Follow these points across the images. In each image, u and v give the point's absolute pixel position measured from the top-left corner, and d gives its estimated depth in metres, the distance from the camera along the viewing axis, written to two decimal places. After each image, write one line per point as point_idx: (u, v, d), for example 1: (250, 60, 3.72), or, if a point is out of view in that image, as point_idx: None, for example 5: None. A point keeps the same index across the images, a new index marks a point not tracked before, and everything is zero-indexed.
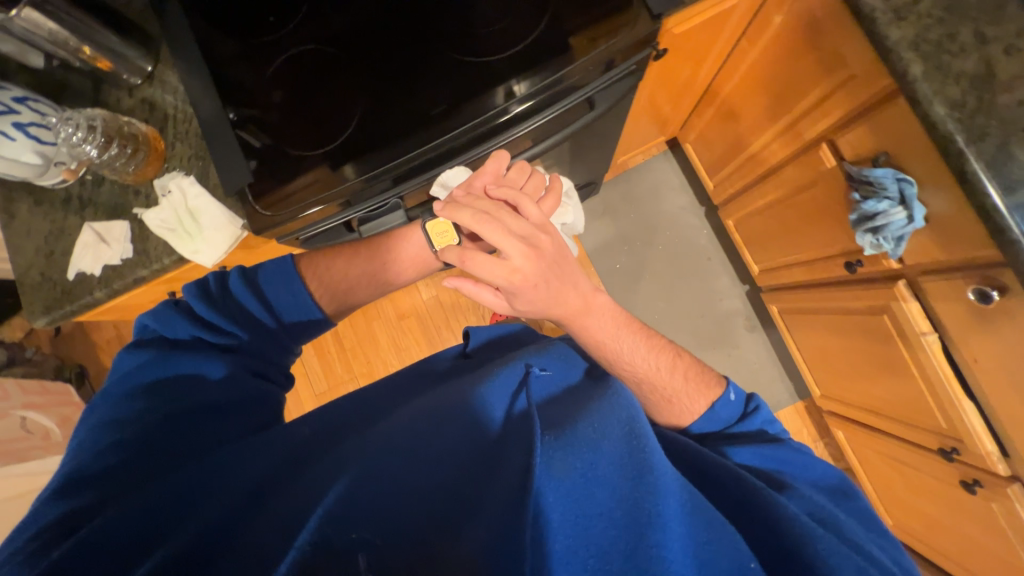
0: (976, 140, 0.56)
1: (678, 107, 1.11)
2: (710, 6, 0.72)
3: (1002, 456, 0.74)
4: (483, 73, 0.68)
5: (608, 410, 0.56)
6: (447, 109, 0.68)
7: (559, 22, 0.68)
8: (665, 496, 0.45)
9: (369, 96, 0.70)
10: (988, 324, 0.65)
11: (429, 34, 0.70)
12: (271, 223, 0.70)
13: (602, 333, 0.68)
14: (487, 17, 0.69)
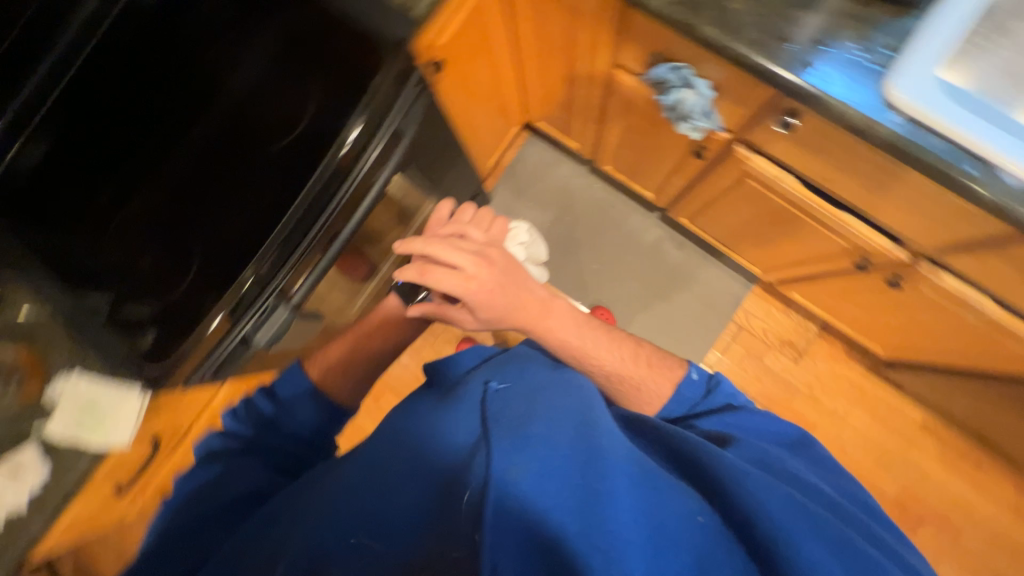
0: (697, 13, 0.64)
1: (506, 96, 1.19)
2: (458, 11, 0.80)
3: (896, 245, 0.80)
4: (302, 140, 0.73)
5: (562, 402, 0.55)
6: (289, 183, 0.72)
7: (342, 70, 0.75)
8: (615, 477, 0.45)
9: (212, 215, 0.73)
10: (807, 145, 0.72)
11: (240, 137, 0.75)
12: (177, 359, 0.71)
13: (565, 334, 0.75)
14: (284, 103, 0.74)
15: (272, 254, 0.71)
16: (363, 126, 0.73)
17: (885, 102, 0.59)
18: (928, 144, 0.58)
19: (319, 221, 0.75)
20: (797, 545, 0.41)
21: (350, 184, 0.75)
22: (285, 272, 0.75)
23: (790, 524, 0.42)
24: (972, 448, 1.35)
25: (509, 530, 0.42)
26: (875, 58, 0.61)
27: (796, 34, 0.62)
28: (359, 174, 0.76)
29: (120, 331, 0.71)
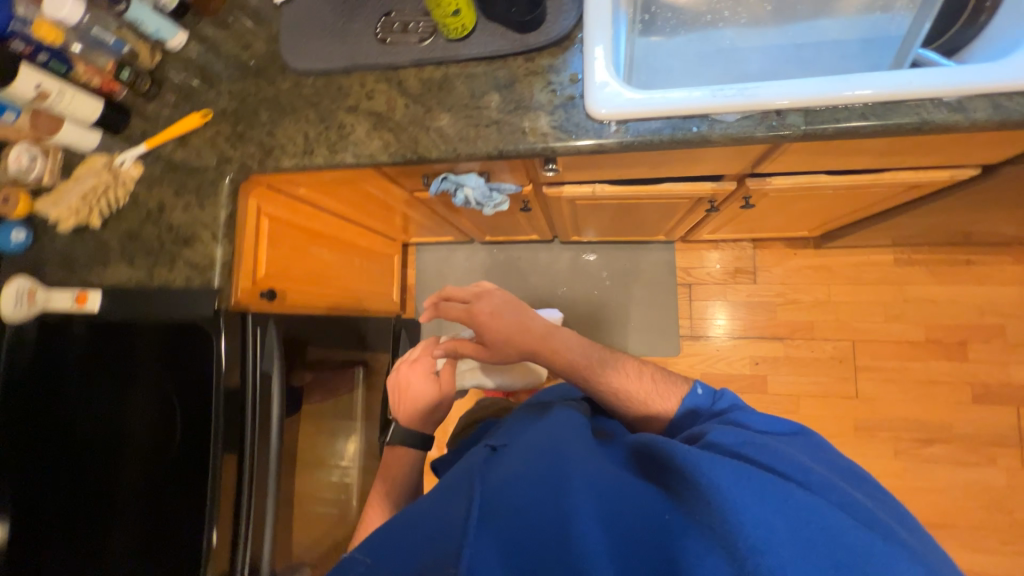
0: (415, 148, 0.70)
1: (361, 243, 1.25)
2: (257, 242, 0.87)
3: (719, 181, 0.83)
4: (184, 422, 0.75)
5: (548, 438, 0.57)
6: (195, 450, 0.74)
7: (180, 329, 0.76)
8: (586, 499, 0.48)
9: (146, 543, 0.73)
10: (582, 168, 0.76)
11: (131, 461, 0.75)
12: None
13: (570, 362, 0.74)
14: (151, 407, 0.75)
15: (215, 515, 0.71)
16: (229, 361, 0.74)
17: (596, 119, 0.64)
18: (650, 128, 0.62)
19: (243, 463, 0.76)
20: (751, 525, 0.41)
21: (249, 425, 0.76)
22: (242, 516, 0.75)
23: (745, 503, 0.43)
24: (955, 252, 1.32)
25: (495, 533, 0.46)
26: (569, 91, 0.66)
27: (498, 112, 0.67)
28: (251, 401, 0.77)
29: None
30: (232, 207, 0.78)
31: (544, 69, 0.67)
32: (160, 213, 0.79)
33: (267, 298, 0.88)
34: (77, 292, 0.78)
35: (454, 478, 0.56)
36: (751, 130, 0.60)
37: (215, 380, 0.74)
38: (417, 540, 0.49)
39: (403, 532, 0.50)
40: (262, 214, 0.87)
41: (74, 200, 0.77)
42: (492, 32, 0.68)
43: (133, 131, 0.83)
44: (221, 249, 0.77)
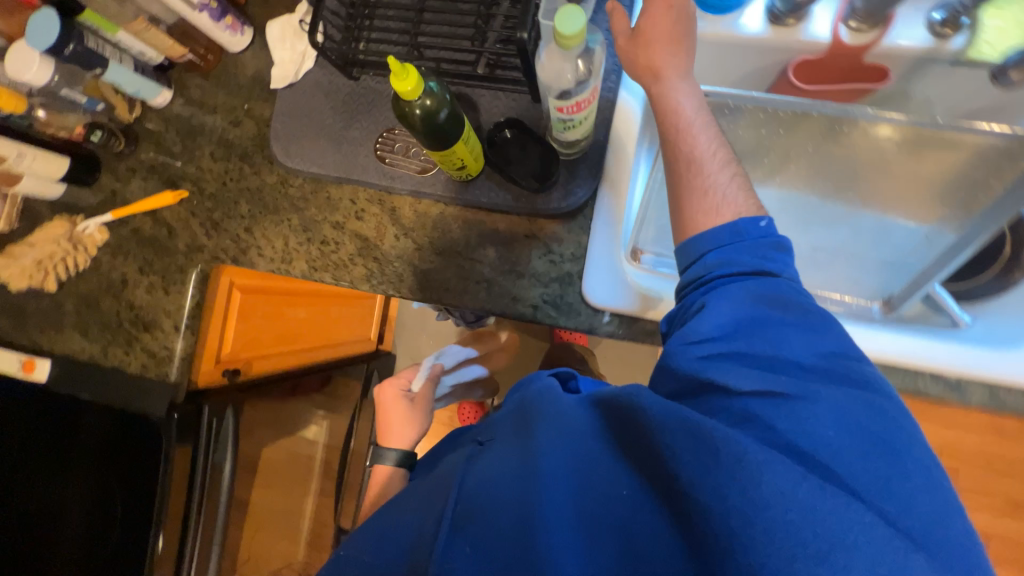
0: (398, 283, 0.66)
1: (344, 292, 1.21)
2: (226, 319, 0.83)
3: None
4: (121, 511, 0.73)
5: (521, 427, 0.44)
6: (131, 543, 0.72)
7: (129, 417, 0.73)
8: (552, 474, 0.38)
9: None
10: None
11: (58, 538, 0.73)
12: None
13: (687, 137, 0.48)
14: (90, 487, 0.74)
15: None
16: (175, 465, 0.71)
17: (589, 305, 0.60)
18: (641, 328, 0.60)
19: (181, 556, 0.75)
20: (717, 500, 0.34)
21: (191, 525, 0.75)
22: None
23: (719, 474, 0.34)
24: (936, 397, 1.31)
25: (466, 542, 0.38)
26: (567, 266, 0.62)
27: (490, 271, 0.63)
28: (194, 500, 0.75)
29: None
30: (199, 296, 0.73)
31: (545, 234, 0.62)
32: (122, 287, 0.74)
33: (230, 376, 0.85)
34: (24, 358, 0.75)
35: (427, 488, 0.47)
36: None
37: (158, 481, 0.71)
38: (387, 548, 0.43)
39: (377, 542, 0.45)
40: (234, 288, 0.83)
41: (30, 263, 0.72)
42: (497, 183, 0.63)
43: (102, 186, 0.76)
44: (182, 341, 0.73)
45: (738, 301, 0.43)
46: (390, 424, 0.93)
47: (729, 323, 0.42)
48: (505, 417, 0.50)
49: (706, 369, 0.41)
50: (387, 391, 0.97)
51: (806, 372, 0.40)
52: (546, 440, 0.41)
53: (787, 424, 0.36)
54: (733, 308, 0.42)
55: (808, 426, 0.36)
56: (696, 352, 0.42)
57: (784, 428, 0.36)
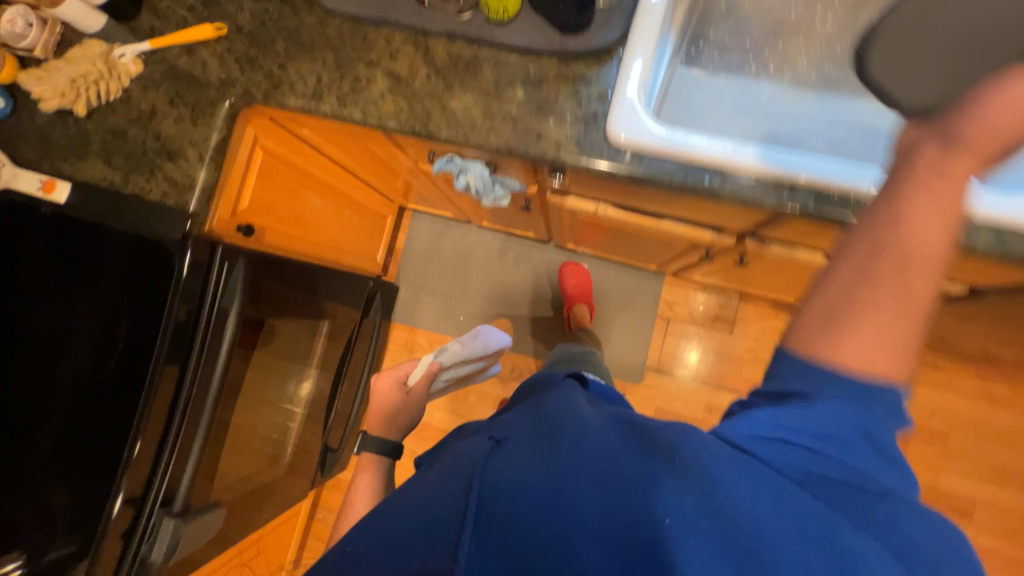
0: (425, 120, 0.67)
1: (356, 198, 1.23)
2: (248, 172, 0.84)
3: (721, 233, 0.82)
4: (132, 339, 0.75)
5: (561, 441, 0.49)
6: (138, 368, 0.74)
7: (143, 242, 0.74)
8: (582, 492, 0.44)
9: (72, 442, 0.74)
10: (590, 185, 0.75)
11: (75, 359, 0.76)
12: None
13: (872, 264, 0.41)
14: (103, 316, 0.76)
15: (149, 436, 0.74)
16: (185, 289, 0.74)
17: (614, 143, 0.62)
18: (664, 168, 0.61)
19: (181, 389, 0.78)
20: (749, 501, 0.40)
21: (194, 362, 0.78)
22: (170, 441, 0.77)
23: (746, 492, 0.41)
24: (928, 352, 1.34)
25: (491, 537, 0.42)
26: (594, 107, 0.64)
27: (518, 110, 0.65)
28: (200, 333, 0.78)
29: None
30: (226, 131, 0.75)
31: (574, 77, 0.65)
32: (150, 118, 0.76)
33: (244, 233, 0.86)
34: (46, 179, 0.75)
35: (445, 477, 0.50)
36: (758, 197, 0.59)
37: (166, 304, 0.74)
38: (407, 530, 0.46)
39: (395, 525, 0.47)
40: (257, 145, 0.84)
41: (63, 82, 0.73)
42: (531, 25, 0.65)
43: (142, 24, 0.78)
44: (205, 172, 0.75)
45: (821, 376, 0.42)
46: (378, 413, 1.07)
47: (831, 426, 0.41)
48: (521, 427, 0.55)
49: (763, 441, 0.43)
50: (387, 379, 1.10)
51: (875, 477, 0.41)
52: (568, 456, 0.47)
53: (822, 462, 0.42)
54: (833, 411, 0.41)
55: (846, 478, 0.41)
56: (768, 430, 0.43)
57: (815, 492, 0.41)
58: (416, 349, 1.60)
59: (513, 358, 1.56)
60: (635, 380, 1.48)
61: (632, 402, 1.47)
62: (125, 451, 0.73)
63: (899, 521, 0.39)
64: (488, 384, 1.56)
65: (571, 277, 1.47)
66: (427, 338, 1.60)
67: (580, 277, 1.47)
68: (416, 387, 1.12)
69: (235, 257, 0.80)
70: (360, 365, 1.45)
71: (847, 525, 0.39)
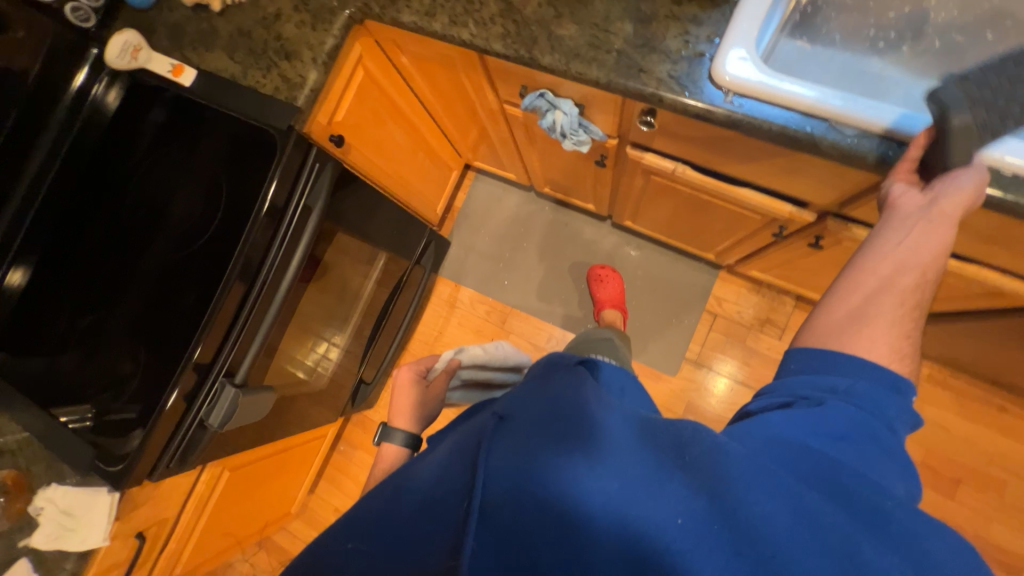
0: (530, 45, 0.70)
1: (431, 143, 1.28)
2: (348, 88, 0.90)
3: (801, 209, 0.80)
4: (227, 221, 0.82)
5: (571, 423, 0.42)
6: (227, 247, 0.81)
7: (253, 134, 0.81)
8: (595, 483, 0.37)
9: (164, 305, 0.83)
10: (676, 135, 0.75)
11: (175, 233, 0.85)
12: (130, 450, 0.79)
13: (888, 281, 0.50)
14: (204, 198, 0.84)
15: (226, 311, 0.80)
16: (281, 179, 0.80)
17: (717, 84, 0.62)
18: (764, 113, 0.61)
19: (258, 275, 0.83)
20: (759, 507, 0.36)
21: (274, 252, 0.83)
22: (241, 318, 0.83)
23: (759, 492, 0.37)
24: (992, 391, 1.26)
25: (494, 536, 0.36)
26: (701, 47, 0.64)
27: (623, 43, 0.67)
28: (284, 224, 0.83)
29: (108, 432, 0.81)
30: (340, 41, 0.80)
31: (685, 17, 0.66)
32: (274, 20, 0.82)
33: (334, 143, 0.92)
34: (175, 63, 0.83)
35: (443, 459, 0.45)
36: (860, 152, 0.58)
37: (263, 190, 0.80)
38: (408, 525, 0.40)
39: (396, 516, 0.42)
40: (359, 63, 0.89)
41: None
42: None
43: None
44: (315, 74, 0.80)
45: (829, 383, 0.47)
46: (400, 407, 0.92)
47: (845, 427, 0.43)
48: (525, 398, 0.48)
49: (783, 443, 0.41)
50: (407, 371, 0.95)
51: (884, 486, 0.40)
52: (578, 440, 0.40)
53: (835, 466, 0.40)
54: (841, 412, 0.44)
55: (862, 483, 0.39)
56: (782, 431, 0.43)
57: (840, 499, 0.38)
58: (457, 305, 1.64)
59: (550, 328, 1.57)
60: (670, 369, 1.46)
61: (664, 390, 1.45)
62: (203, 319, 0.80)
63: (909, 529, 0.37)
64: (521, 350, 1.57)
65: (599, 279, 1.47)
66: (469, 296, 1.64)
67: (608, 278, 1.46)
68: (435, 384, 0.95)
69: (326, 162, 0.86)
70: (405, 308, 1.50)
71: (865, 536, 0.35)
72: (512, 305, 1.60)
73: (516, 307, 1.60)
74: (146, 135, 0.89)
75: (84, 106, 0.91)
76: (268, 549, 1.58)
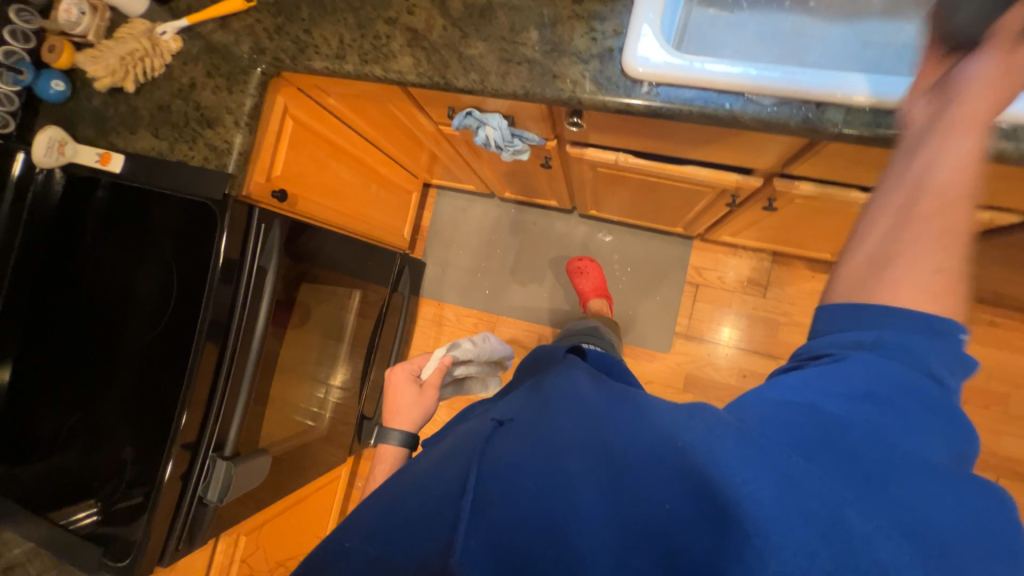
0: (442, 70, 0.69)
1: (382, 172, 1.27)
2: (279, 141, 0.89)
3: (747, 176, 0.80)
4: (184, 298, 0.82)
5: (564, 423, 0.45)
6: (189, 324, 0.81)
7: (194, 207, 0.81)
8: (582, 473, 0.39)
9: (142, 392, 0.83)
10: (608, 129, 0.75)
11: (137, 319, 0.85)
12: (134, 543, 0.79)
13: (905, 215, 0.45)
14: (159, 279, 0.84)
15: (200, 387, 0.80)
16: (228, 247, 0.80)
17: (630, 76, 0.62)
18: (681, 97, 0.60)
19: (226, 344, 0.83)
20: (750, 481, 0.34)
21: (237, 318, 0.83)
22: (219, 390, 0.83)
23: (755, 466, 0.34)
24: (979, 308, 1.26)
25: (485, 525, 0.37)
26: (609, 42, 0.64)
27: (533, 52, 0.66)
28: (241, 289, 0.83)
29: (114, 522, 0.81)
30: (258, 98, 0.80)
31: (588, 15, 0.65)
32: (190, 90, 0.82)
33: (278, 198, 0.91)
34: (101, 152, 0.83)
35: (445, 461, 0.47)
36: (782, 118, 0.58)
37: (211, 262, 0.79)
38: (405, 518, 0.41)
39: (392, 513, 0.43)
40: (287, 115, 0.88)
41: (113, 59, 0.79)
42: None
43: (179, 5, 0.84)
44: (241, 137, 0.80)
45: (861, 337, 0.42)
46: (395, 407, 0.91)
47: (868, 384, 0.39)
48: (525, 407, 0.53)
49: (791, 406, 0.39)
50: (401, 370, 0.95)
51: (909, 446, 0.36)
52: (571, 436, 0.43)
53: (847, 427, 0.36)
54: (865, 364, 0.40)
55: (878, 442, 0.35)
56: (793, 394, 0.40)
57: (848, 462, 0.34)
58: (444, 323, 1.64)
59: (539, 329, 1.57)
60: (663, 347, 1.46)
61: (661, 368, 1.45)
62: (179, 399, 0.80)
63: (923, 496, 0.32)
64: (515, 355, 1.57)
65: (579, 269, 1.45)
66: (454, 312, 1.64)
67: (586, 267, 1.45)
68: (429, 380, 0.94)
69: (271, 220, 0.86)
70: (393, 337, 1.50)
71: (867, 491, 0.33)
72: (498, 313, 1.60)
73: (502, 314, 1.60)
74: (90, 226, 0.89)
75: (20, 209, 0.89)
76: None
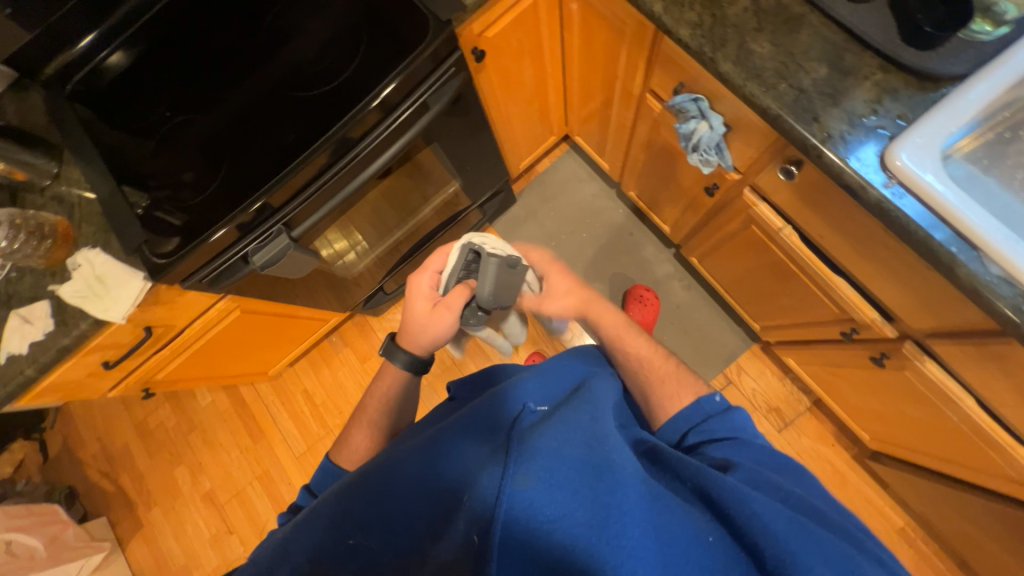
0: (716, 46, 0.66)
1: (548, 98, 1.25)
2: (508, 11, 0.89)
3: (885, 321, 0.79)
4: (348, 86, 0.83)
5: (583, 422, 0.48)
6: (341, 107, 0.82)
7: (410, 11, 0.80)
8: (615, 480, 0.42)
9: (256, 137, 0.84)
10: (806, 198, 0.73)
11: (293, 76, 0.85)
12: (172, 255, 0.80)
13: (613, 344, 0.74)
14: (336, 56, 0.84)
15: (312, 168, 0.80)
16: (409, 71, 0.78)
17: (885, 165, 0.59)
18: (916, 213, 0.58)
19: (355, 147, 0.83)
20: (762, 521, 0.42)
21: (378, 133, 0.82)
22: (323, 177, 0.83)
23: (759, 514, 0.43)
24: (951, 569, 1.26)
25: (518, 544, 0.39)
26: (883, 122, 0.61)
27: (810, 84, 0.63)
28: (399, 113, 0.83)
29: (146, 229, 0.80)
30: None
31: (884, 86, 0.62)
32: None
33: (474, 58, 0.91)
34: None
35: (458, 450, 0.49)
36: (996, 291, 0.55)
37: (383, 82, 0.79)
38: (430, 521, 0.45)
39: (411, 514, 0.47)
40: None
41: None
42: (880, 17, 0.63)
43: None
44: None
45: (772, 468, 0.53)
46: (412, 323, 0.78)
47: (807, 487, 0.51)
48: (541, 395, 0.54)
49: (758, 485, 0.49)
50: (420, 280, 0.80)
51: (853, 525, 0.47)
52: (589, 441, 0.45)
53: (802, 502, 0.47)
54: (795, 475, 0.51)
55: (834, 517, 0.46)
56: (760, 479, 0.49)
57: (821, 524, 0.45)
58: None
59: None
60: None
61: None
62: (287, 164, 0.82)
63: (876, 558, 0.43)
64: (535, 329, 1.57)
65: (641, 298, 1.44)
66: None
67: (649, 301, 1.44)
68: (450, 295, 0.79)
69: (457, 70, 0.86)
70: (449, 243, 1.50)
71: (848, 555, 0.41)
72: None
73: None
74: None
75: None
76: (231, 396, 1.66)
